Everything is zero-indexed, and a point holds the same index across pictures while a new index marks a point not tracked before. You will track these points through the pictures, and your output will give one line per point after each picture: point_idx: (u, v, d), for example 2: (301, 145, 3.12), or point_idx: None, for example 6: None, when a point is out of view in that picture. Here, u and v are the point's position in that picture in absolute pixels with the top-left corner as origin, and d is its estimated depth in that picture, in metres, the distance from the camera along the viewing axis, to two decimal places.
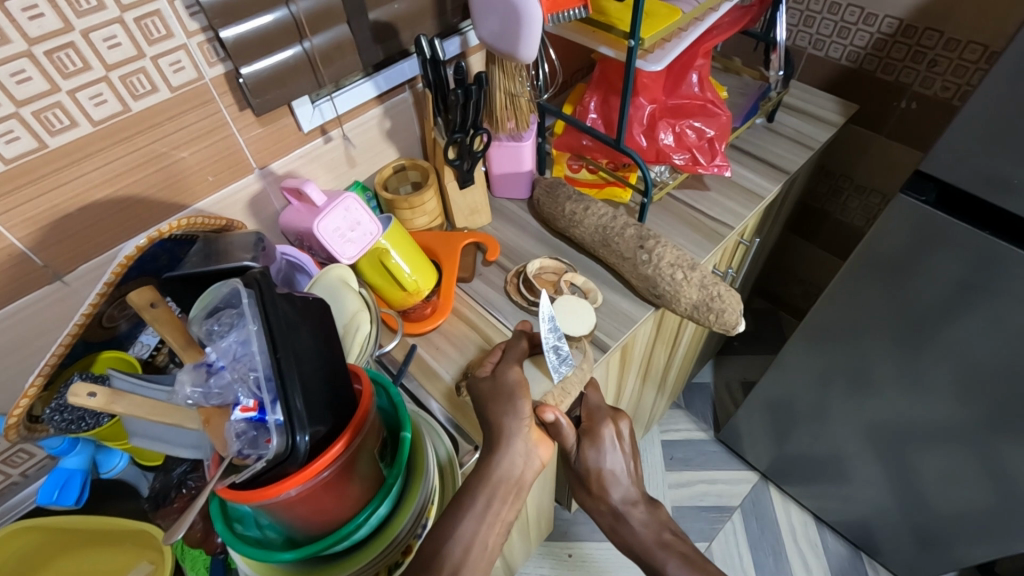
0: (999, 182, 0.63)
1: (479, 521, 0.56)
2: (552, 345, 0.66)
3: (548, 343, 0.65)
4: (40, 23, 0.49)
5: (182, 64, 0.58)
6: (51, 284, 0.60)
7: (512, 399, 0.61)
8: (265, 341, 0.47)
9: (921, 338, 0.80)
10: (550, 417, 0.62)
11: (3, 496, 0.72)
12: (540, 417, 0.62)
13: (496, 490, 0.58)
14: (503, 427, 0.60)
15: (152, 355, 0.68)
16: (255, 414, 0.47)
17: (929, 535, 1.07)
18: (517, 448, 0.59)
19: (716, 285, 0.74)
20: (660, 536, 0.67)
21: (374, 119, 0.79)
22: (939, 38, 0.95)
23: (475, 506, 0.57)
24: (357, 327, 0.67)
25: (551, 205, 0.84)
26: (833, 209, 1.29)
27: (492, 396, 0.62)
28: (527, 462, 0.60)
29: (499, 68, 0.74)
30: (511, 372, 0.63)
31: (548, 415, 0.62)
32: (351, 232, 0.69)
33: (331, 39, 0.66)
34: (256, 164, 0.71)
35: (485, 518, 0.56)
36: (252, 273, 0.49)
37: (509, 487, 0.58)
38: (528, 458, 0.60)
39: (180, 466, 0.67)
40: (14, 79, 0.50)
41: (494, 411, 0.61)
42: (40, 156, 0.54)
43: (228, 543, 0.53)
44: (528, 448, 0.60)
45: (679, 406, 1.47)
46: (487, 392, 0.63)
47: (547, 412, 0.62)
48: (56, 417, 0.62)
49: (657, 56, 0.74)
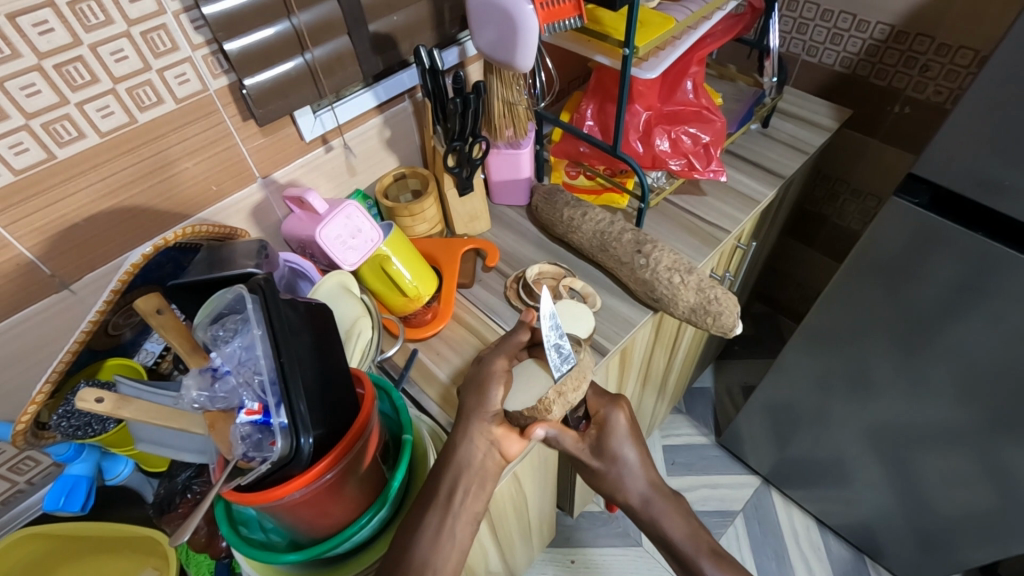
0: (990, 183, 0.64)
1: (445, 514, 0.58)
2: (554, 344, 0.59)
3: (549, 344, 0.58)
4: (49, 38, 0.51)
5: (187, 76, 0.60)
6: (58, 293, 0.61)
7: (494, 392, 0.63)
8: (269, 346, 0.48)
9: (918, 340, 0.81)
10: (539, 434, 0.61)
11: (8, 505, 0.73)
12: (530, 434, 0.61)
13: (459, 479, 0.59)
14: (470, 414, 0.62)
15: (156, 362, 0.68)
16: (260, 417, 0.48)
17: (931, 536, 1.07)
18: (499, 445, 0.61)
19: (713, 288, 0.75)
20: None
21: (374, 128, 0.80)
22: (930, 44, 0.96)
23: (442, 493, 0.58)
24: (358, 332, 0.69)
25: (549, 212, 0.85)
26: (830, 213, 1.30)
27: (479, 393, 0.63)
28: (489, 453, 0.61)
29: (497, 77, 0.75)
30: (495, 361, 0.63)
31: (537, 432, 0.61)
32: (352, 239, 0.70)
33: (332, 49, 0.68)
34: (259, 173, 0.72)
35: (448, 512, 0.58)
36: (256, 279, 0.49)
37: (476, 480, 0.60)
38: (490, 450, 0.61)
39: (185, 471, 0.67)
40: (24, 92, 0.51)
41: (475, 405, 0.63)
42: (48, 167, 0.55)
43: (233, 545, 0.54)
44: (492, 443, 0.61)
45: (679, 410, 1.48)
46: (470, 378, 0.64)
47: (535, 430, 0.61)
48: (63, 423, 0.62)
49: (651, 64, 0.76)
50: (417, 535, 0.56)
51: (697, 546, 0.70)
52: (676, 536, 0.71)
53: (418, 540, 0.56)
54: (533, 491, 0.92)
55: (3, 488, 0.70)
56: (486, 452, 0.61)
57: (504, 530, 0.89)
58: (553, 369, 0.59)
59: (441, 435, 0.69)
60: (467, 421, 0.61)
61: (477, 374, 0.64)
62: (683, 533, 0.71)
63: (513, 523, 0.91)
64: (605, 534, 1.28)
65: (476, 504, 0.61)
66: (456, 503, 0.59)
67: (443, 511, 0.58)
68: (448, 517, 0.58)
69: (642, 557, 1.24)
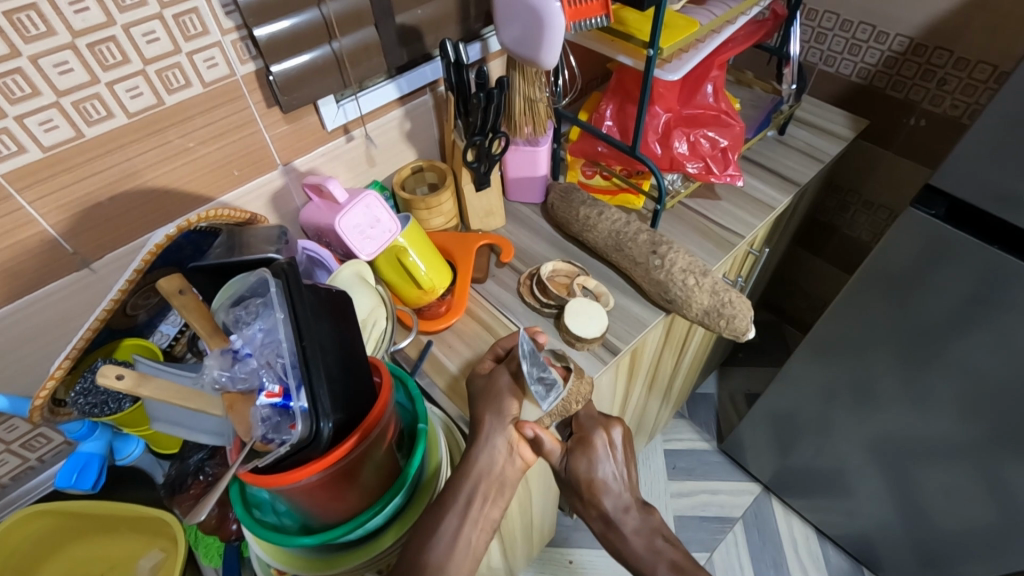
0: (1007, 198, 0.64)
1: (460, 518, 0.57)
2: (535, 378, 0.63)
3: (530, 375, 0.62)
4: (84, 16, 0.51)
5: (215, 60, 0.60)
6: (79, 271, 0.62)
7: (501, 399, 0.63)
8: (291, 329, 0.49)
9: (928, 355, 0.81)
10: (529, 434, 0.61)
11: (19, 481, 0.73)
12: (518, 431, 0.61)
13: (478, 486, 0.59)
14: (490, 423, 0.61)
15: (171, 345, 0.68)
16: (280, 400, 0.48)
17: (930, 551, 1.07)
18: (497, 445, 0.60)
19: (727, 292, 0.75)
20: (651, 542, 0.64)
21: (394, 120, 0.80)
22: (949, 58, 0.96)
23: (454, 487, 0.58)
24: (373, 321, 0.69)
25: (565, 210, 0.85)
26: (841, 223, 1.30)
27: (483, 395, 0.64)
28: (510, 460, 0.61)
29: (519, 74, 0.76)
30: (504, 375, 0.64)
31: (526, 430, 0.61)
32: (370, 229, 0.70)
33: (359, 39, 0.68)
34: (280, 160, 0.72)
35: (467, 516, 0.58)
36: (279, 264, 0.51)
37: (483, 479, 0.59)
38: (511, 456, 0.61)
39: (197, 453, 0.68)
40: (57, 70, 0.52)
41: (482, 408, 0.63)
42: (76, 145, 0.56)
43: (246, 526, 0.55)
44: (511, 446, 0.61)
45: (682, 415, 1.48)
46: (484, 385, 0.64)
47: (527, 429, 0.61)
48: (80, 399, 0.63)
49: (674, 66, 0.76)
50: (428, 534, 0.56)
51: (657, 559, 0.63)
52: (635, 551, 0.64)
53: (437, 542, 0.55)
54: (538, 488, 0.91)
55: (14, 464, 0.71)
56: (501, 464, 0.60)
57: (507, 527, 0.90)
58: (539, 401, 0.63)
59: (457, 442, 0.69)
60: (482, 424, 0.62)
61: (482, 385, 0.65)
62: (644, 546, 0.64)
63: (516, 519, 0.91)
64: None
65: (493, 512, 0.61)
66: (471, 503, 0.58)
67: (460, 516, 0.57)
68: (465, 521, 0.58)
69: None
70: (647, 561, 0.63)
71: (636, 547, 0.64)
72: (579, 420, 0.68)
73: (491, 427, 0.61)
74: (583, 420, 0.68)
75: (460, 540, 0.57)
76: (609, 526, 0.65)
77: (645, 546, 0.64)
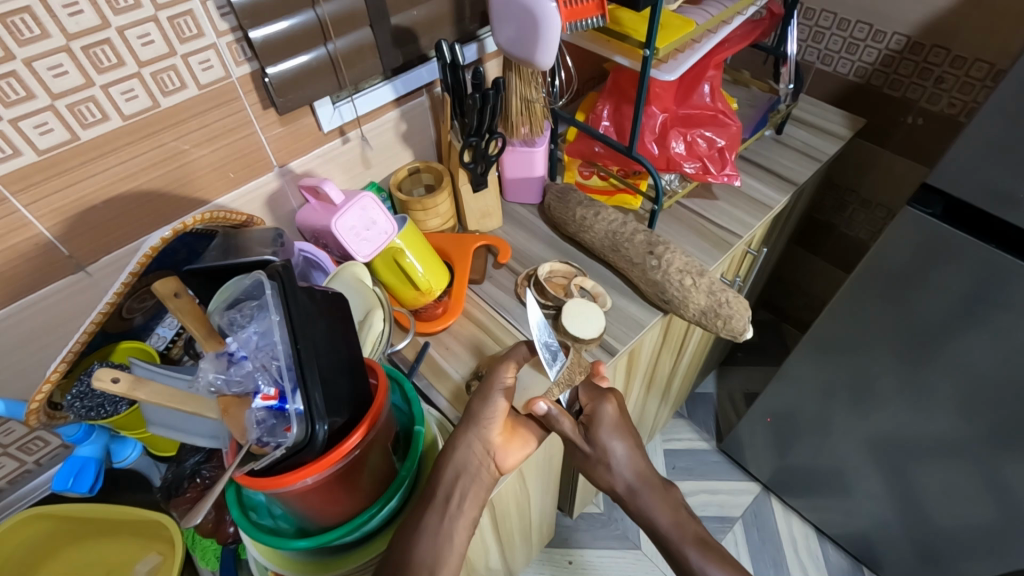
0: (1005, 196, 0.64)
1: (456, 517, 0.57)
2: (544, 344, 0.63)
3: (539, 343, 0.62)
4: (78, 19, 0.51)
5: (211, 62, 0.60)
6: (74, 274, 0.62)
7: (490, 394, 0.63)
8: (286, 331, 0.49)
9: (926, 354, 0.81)
10: (542, 408, 0.62)
11: (16, 484, 0.73)
12: (531, 409, 0.62)
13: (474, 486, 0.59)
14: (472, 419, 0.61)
15: (167, 348, 0.68)
16: (275, 403, 0.48)
17: (930, 550, 1.07)
18: (480, 446, 0.61)
19: (724, 292, 0.75)
20: (676, 515, 0.67)
21: (391, 121, 0.80)
22: (946, 56, 0.96)
23: (450, 491, 0.58)
24: (369, 324, 0.69)
25: (562, 211, 0.85)
26: (839, 222, 1.30)
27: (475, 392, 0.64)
28: (483, 461, 0.61)
29: (515, 75, 0.75)
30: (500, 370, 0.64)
31: (540, 406, 0.62)
32: (366, 231, 0.70)
33: (355, 41, 0.68)
34: (276, 162, 0.72)
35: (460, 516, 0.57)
36: (274, 266, 0.50)
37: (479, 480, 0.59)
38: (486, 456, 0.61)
39: (194, 456, 0.68)
40: (51, 73, 0.52)
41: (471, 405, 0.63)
42: (70, 148, 0.56)
43: (242, 529, 0.55)
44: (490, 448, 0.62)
45: (681, 415, 1.48)
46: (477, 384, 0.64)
47: (540, 404, 0.62)
48: (76, 404, 0.63)
49: (670, 65, 0.76)
50: (418, 534, 0.56)
51: (683, 534, 0.66)
52: (662, 524, 0.67)
53: (421, 540, 0.56)
54: (536, 491, 0.92)
55: (11, 468, 0.71)
56: (481, 458, 0.61)
57: (506, 530, 0.90)
58: (546, 368, 0.63)
59: (447, 427, 0.70)
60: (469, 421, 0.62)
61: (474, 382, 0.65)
62: (669, 522, 0.67)
63: (515, 522, 0.92)
64: (603, 535, 1.28)
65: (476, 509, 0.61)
66: (458, 501, 0.58)
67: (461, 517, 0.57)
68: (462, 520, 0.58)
69: (640, 560, 1.24)
70: (672, 537, 0.66)
71: (663, 521, 0.67)
72: (583, 393, 0.69)
73: (473, 428, 0.61)
74: (588, 392, 0.68)
75: (450, 540, 0.57)
76: (633, 494, 0.68)
77: (671, 519, 0.67)
